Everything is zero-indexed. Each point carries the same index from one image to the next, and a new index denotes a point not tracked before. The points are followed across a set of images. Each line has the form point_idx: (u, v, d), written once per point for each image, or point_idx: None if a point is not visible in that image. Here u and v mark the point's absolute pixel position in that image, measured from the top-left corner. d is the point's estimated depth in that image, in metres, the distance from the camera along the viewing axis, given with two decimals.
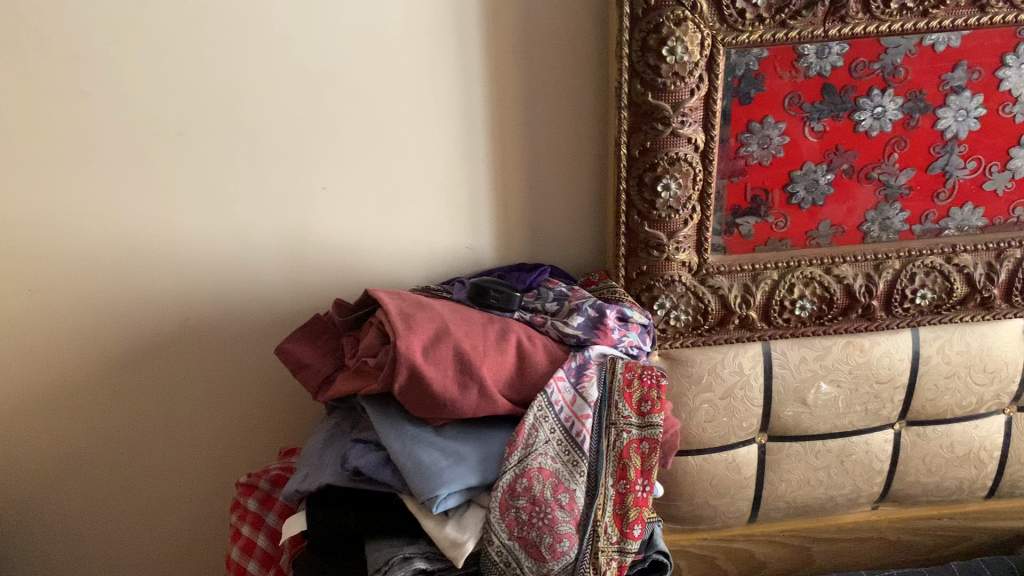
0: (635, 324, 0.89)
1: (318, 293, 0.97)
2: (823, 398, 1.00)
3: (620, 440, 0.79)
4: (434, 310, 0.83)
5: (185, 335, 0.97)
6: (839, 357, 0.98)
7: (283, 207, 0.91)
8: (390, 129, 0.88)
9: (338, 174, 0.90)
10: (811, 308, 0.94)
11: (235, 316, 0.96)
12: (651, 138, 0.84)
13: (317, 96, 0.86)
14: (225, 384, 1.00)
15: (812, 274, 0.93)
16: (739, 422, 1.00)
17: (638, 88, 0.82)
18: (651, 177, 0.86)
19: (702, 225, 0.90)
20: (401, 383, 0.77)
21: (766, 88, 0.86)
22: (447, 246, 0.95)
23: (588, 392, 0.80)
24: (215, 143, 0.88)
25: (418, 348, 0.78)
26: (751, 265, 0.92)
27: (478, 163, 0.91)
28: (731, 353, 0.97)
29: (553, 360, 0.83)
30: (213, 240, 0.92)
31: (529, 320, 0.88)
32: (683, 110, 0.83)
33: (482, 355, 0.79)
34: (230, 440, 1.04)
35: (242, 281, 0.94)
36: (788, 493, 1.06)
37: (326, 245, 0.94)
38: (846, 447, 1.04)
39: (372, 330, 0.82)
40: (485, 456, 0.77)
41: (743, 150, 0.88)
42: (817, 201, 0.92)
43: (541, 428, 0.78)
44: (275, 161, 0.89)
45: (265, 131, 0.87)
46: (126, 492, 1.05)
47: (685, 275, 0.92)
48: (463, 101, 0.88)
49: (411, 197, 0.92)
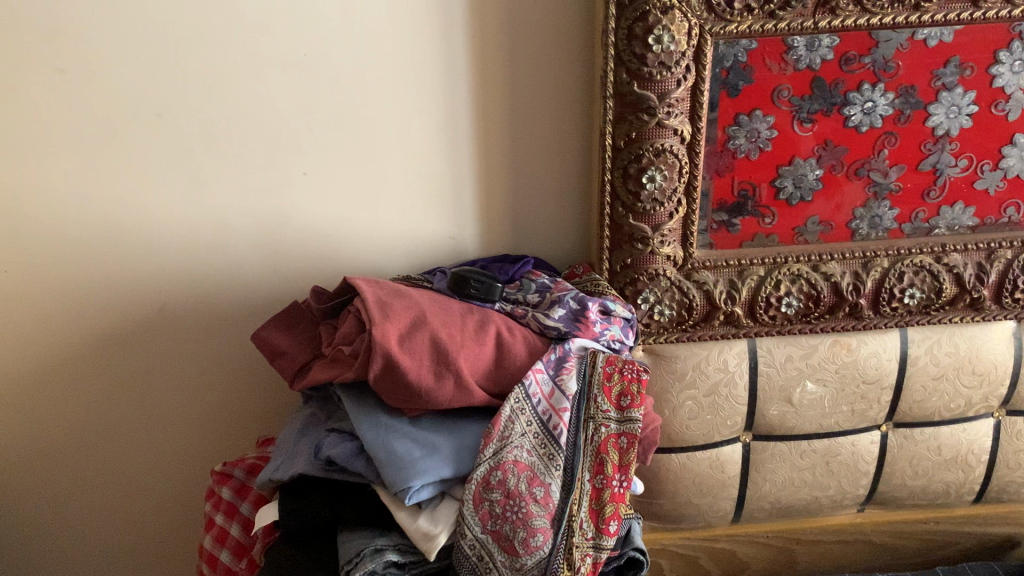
0: (617, 317, 0.88)
1: (298, 280, 0.95)
2: (809, 397, 0.98)
3: (599, 435, 0.78)
4: (412, 299, 0.82)
5: (165, 321, 0.95)
6: (825, 357, 0.97)
7: (264, 192, 0.90)
8: (373, 116, 0.87)
9: (320, 160, 0.89)
10: (798, 305, 0.92)
11: (216, 302, 0.95)
12: (636, 128, 0.82)
13: (298, 80, 0.85)
14: (205, 371, 0.99)
15: (800, 271, 0.91)
16: (723, 420, 0.99)
17: (624, 78, 0.80)
18: (636, 168, 0.84)
19: (688, 218, 0.89)
20: (376, 372, 0.75)
21: (754, 80, 0.84)
22: (430, 236, 0.94)
23: (567, 385, 0.78)
24: (195, 127, 0.86)
25: (393, 337, 0.76)
26: (737, 260, 0.91)
27: (462, 152, 0.90)
28: (716, 350, 0.95)
29: (532, 353, 0.82)
30: (193, 225, 0.91)
31: (510, 312, 0.86)
32: (669, 101, 0.81)
33: (460, 345, 0.78)
34: (209, 428, 1.03)
35: (219, 265, 0.93)
36: (772, 494, 1.05)
37: (306, 231, 0.93)
38: (832, 448, 1.03)
39: (349, 319, 0.81)
40: (460, 449, 0.76)
41: (730, 144, 0.87)
42: (805, 196, 0.91)
43: (518, 420, 0.77)
44: (255, 146, 0.88)
45: (244, 116, 0.86)
46: (104, 479, 1.04)
47: (670, 269, 0.90)
48: (446, 88, 0.86)
49: (394, 185, 0.91)
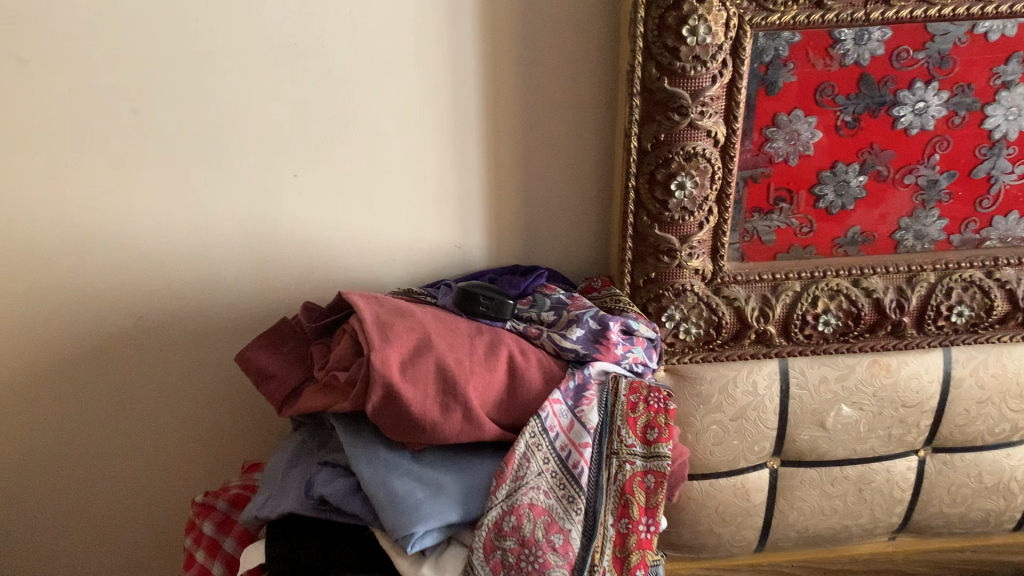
0: (641, 338, 0.79)
1: (288, 292, 0.87)
2: (843, 422, 0.91)
3: (623, 473, 0.70)
4: (414, 317, 0.74)
5: (141, 336, 0.87)
6: (863, 378, 0.89)
7: (251, 196, 0.81)
8: (374, 113, 0.79)
9: (312, 161, 0.80)
10: (835, 324, 0.85)
11: (198, 315, 0.86)
12: (665, 130, 0.74)
13: (291, 72, 0.76)
14: (186, 389, 0.90)
15: (839, 286, 0.84)
16: (751, 445, 0.91)
17: (653, 73, 0.72)
18: (664, 174, 0.76)
19: (719, 229, 0.80)
20: (375, 403, 0.67)
21: (795, 77, 0.76)
22: (434, 244, 0.86)
23: (588, 417, 0.70)
24: (175, 123, 0.78)
25: (395, 363, 0.68)
26: (771, 275, 0.83)
27: (471, 153, 0.81)
28: (746, 370, 0.87)
29: (549, 379, 0.73)
30: (173, 231, 0.82)
31: (522, 331, 0.78)
32: (703, 99, 0.73)
33: (467, 372, 0.70)
34: (190, 452, 0.94)
35: (201, 275, 0.84)
36: (800, 522, 0.97)
37: (297, 239, 0.84)
38: (866, 474, 0.95)
39: (345, 339, 0.73)
40: (468, 490, 0.68)
41: (767, 147, 0.79)
42: (847, 205, 0.82)
43: (534, 458, 0.68)
44: (242, 145, 0.79)
45: (231, 111, 0.77)
46: (75, 506, 0.95)
47: (698, 284, 0.82)
48: (453, 82, 0.78)
49: (395, 188, 0.82)
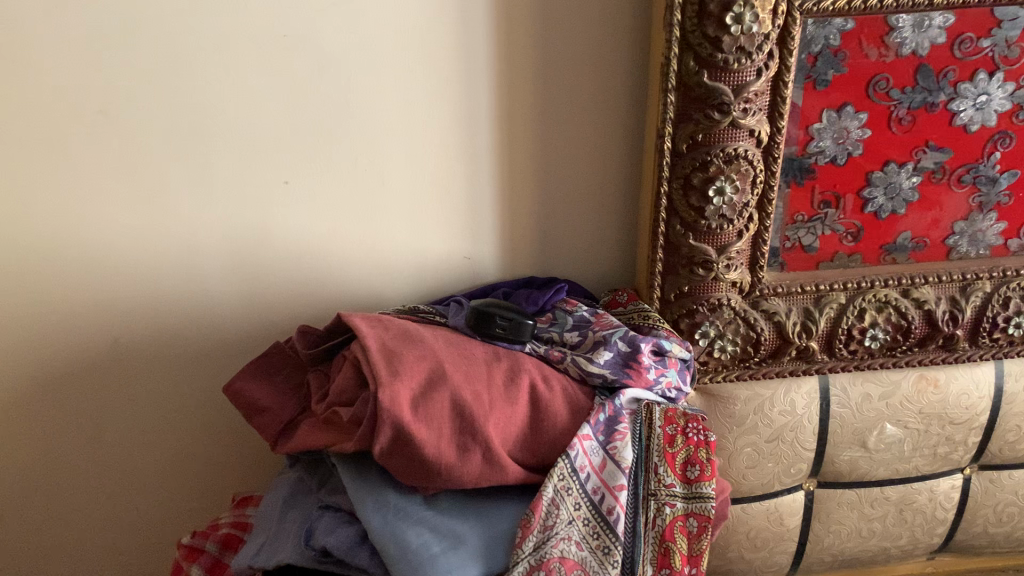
0: (674, 359, 0.71)
1: (280, 309, 0.78)
2: (886, 441, 0.83)
3: (662, 517, 0.63)
4: (424, 344, 0.66)
5: (117, 360, 0.78)
6: (909, 395, 0.82)
7: (239, 204, 0.73)
8: (374, 112, 0.70)
9: (304, 167, 0.72)
10: (883, 338, 0.77)
11: (181, 334, 0.78)
12: (703, 130, 0.66)
13: (280, 68, 0.68)
14: (169, 416, 0.82)
15: (887, 297, 0.76)
16: (787, 468, 0.83)
17: (692, 66, 0.63)
18: (701, 178, 0.68)
19: (759, 238, 0.73)
20: (384, 445, 0.59)
21: (847, 69, 0.68)
22: (441, 254, 0.78)
23: (622, 456, 0.63)
24: (150, 125, 0.69)
25: (405, 400, 0.60)
26: (814, 287, 0.75)
27: (483, 155, 0.73)
28: (783, 388, 0.80)
29: (575, 411, 0.66)
30: (151, 243, 0.73)
31: (544, 355, 0.70)
32: (747, 95, 0.65)
33: (486, 406, 0.62)
34: (173, 485, 0.85)
35: (183, 291, 0.76)
36: (835, 546, 0.90)
37: (290, 251, 0.76)
38: (907, 496, 0.88)
39: (347, 369, 0.65)
40: (490, 541, 0.60)
41: (813, 146, 0.71)
42: (897, 208, 0.75)
43: (564, 504, 0.61)
44: (226, 148, 0.70)
45: (213, 111, 0.69)
46: (47, 548, 0.86)
47: (735, 297, 0.74)
48: (463, 76, 0.69)
49: (398, 194, 0.74)
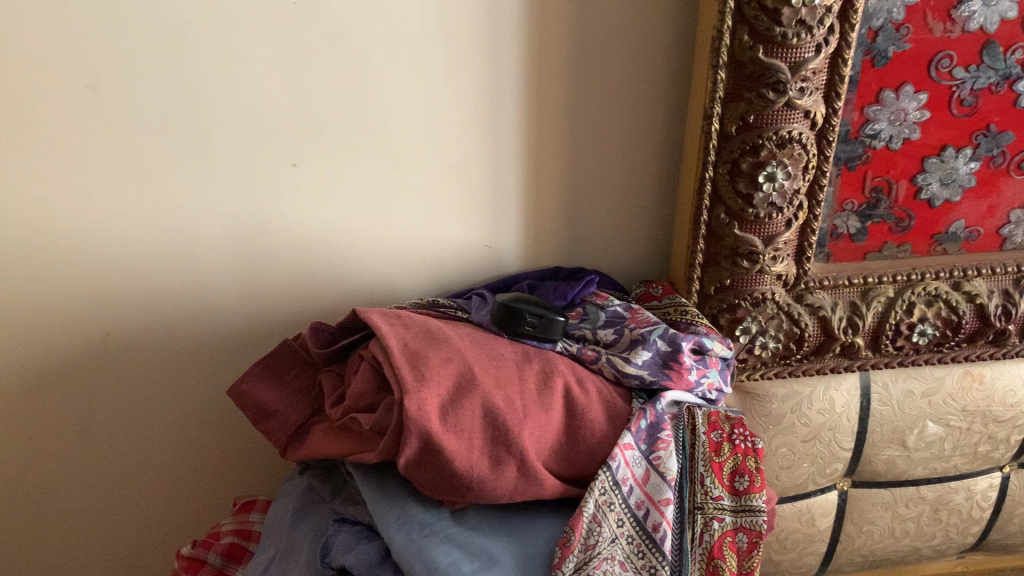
0: (715, 358, 0.66)
1: (284, 300, 0.73)
2: (926, 440, 0.79)
3: (710, 533, 0.57)
4: (450, 344, 0.60)
5: (107, 356, 0.72)
6: (952, 393, 0.77)
7: (243, 188, 0.67)
8: (391, 89, 0.64)
9: (314, 149, 0.66)
10: (932, 334, 0.73)
11: (178, 329, 0.72)
12: (755, 110, 0.60)
13: (292, 44, 0.62)
14: (164, 416, 0.76)
15: (937, 290, 0.72)
16: (822, 468, 0.79)
17: (746, 41, 0.57)
18: (750, 164, 0.62)
19: (807, 227, 0.67)
20: (410, 457, 0.54)
21: (910, 45, 0.62)
22: (460, 242, 0.73)
23: (667, 467, 0.58)
24: (145, 104, 0.62)
25: (433, 407, 0.55)
26: (862, 279, 0.71)
27: (509, 136, 0.68)
28: (823, 386, 0.75)
29: (613, 417, 0.60)
30: (146, 232, 0.67)
31: (576, 354, 0.65)
32: (804, 72, 0.59)
33: (520, 414, 0.56)
34: (168, 491, 0.79)
35: (181, 281, 0.70)
36: (866, 546, 0.86)
37: (298, 240, 0.70)
38: (944, 495, 0.84)
39: (365, 372, 0.59)
40: (526, 561, 0.55)
41: (868, 129, 0.66)
42: (952, 196, 0.70)
43: (606, 521, 0.56)
44: (229, 128, 0.64)
45: (214, 87, 0.62)
46: (27, 560, 0.79)
47: (779, 291, 0.69)
48: (490, 51, 0.64)
49: (416, 178, 0.69)
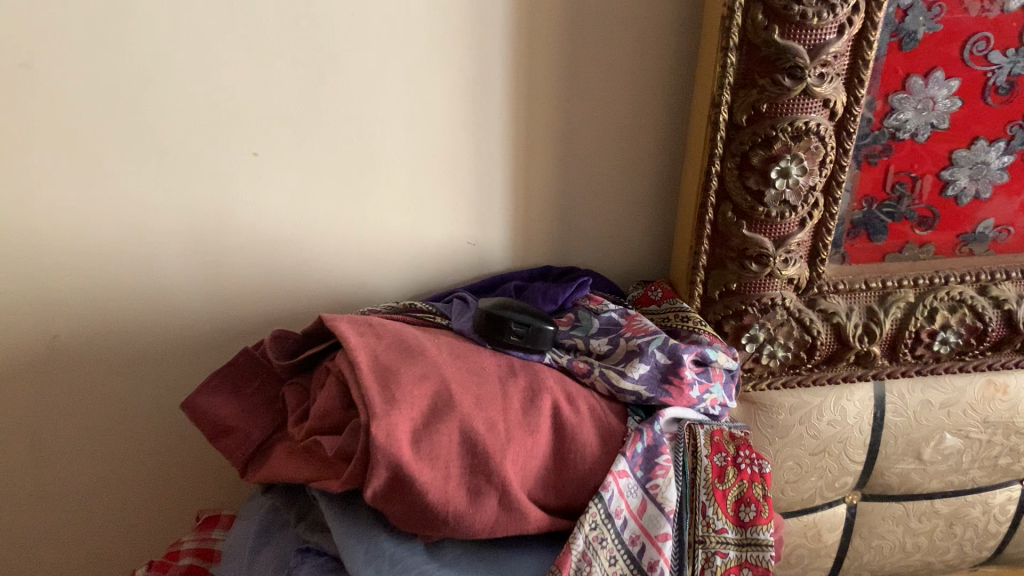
0: (719, 370, 0.60)
1: (247, 297, 0.66)
2: (944, 453, 0.73)
3: (713, 570, 0.52)
4: (426, 358, 0.54)
5: (55, 361, 0.65)
6: (974, 403, 0.72)
7: (202, 177, 0.60)
8: (363, 69, 0.58)
9: (277, 135, 0.60)
10: (955, 343, 0.67)
11: (131, 331, 0.65)
12: (768, 98, 0.53)
13: (254, 18, 0.55)
14: (122, 424, 0.70)
15: (962, 295, 0.66)
16: (832, 482, 0.73)
17: (761, 20, 0.51)
18: (762, 158, 0.56)
19: (822, 227, 0.61)
20: (377, 489, 0.48)
21: (941, 26, 0.56)
22: (441, 238, 0.66)
23: (666, 497, 0.52)
24: (87, 85, 0.55)
25: (404, 432, 0.48)
26: (880, 283, 0.65)
27: (495, 122, 0.62)
28: (834, 396, 0.69)
29: (606, 439, 0.54)
30: (96, 226, 0.61)
31: (566, 367, 0.59)
32: (825, 56, 0.52)
33: (503, 439, 0.50)
34: (127, 501, 0.73)
35: (135, 278, 0.63)
36: (876, 561, 0.80)
37: (263, 234, 0.64)
38: (960, 509, 0.78)
39: (330, 390, 0.53)
40: None
41: (892, 119, 0.59)
42: (982, 192, 0.64)
43: (597, 559, 0.50)
44: (183, 110, 0.58)
45: (164, 64, 0.56)
46: None
47: (790, 296, 0.63)
48: (474, 27, 0.57)
49: (394, 168, 0.62)
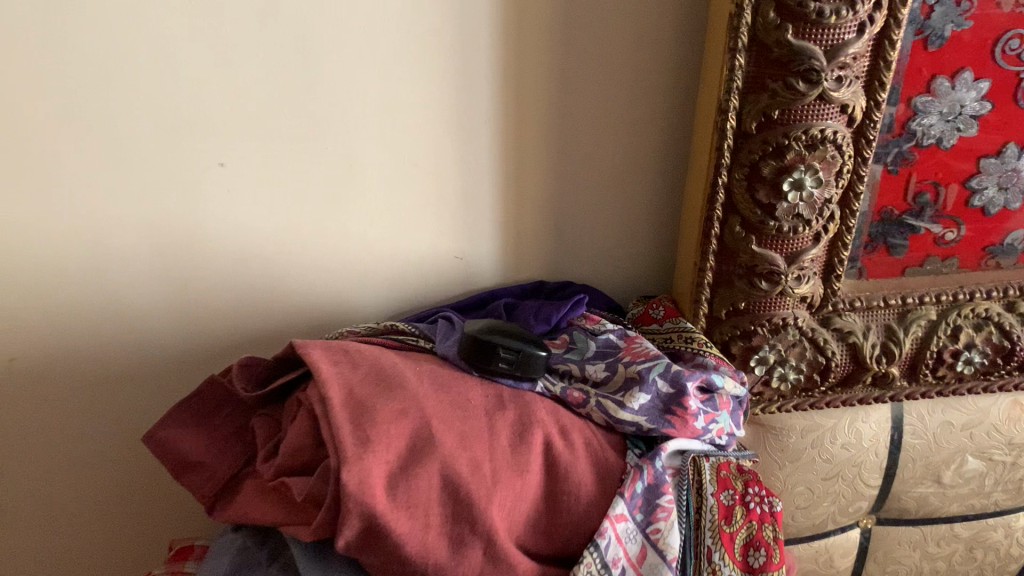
0: (725, 398, 0.55)
1: (217, 314, 0.62)
2: (964, 475, 0.68)
3: None
4: (405, 390, 0.49)
5: (13, 384, 0.60)
6: (997, 424, 0.67)
7: (167, 187, 0.56)
8: (339, 72, 0.53)
9: (246, 143, 0.55)
10: (980, 364, 0.62)
11: (95, 351, 0.61)
12: (782, 104, 0.48)
13: (221, 16, 0.50)
14: (89, 448, 0.65)
15: (988, 312, 0.61)
16: (845, 507, 0.68)
17: (773, 19, 0.46)
18: (774, 168, 0.51)
19: (838, 241, 0.57)
20: (349, 540, 0.43)
21: (970, 22, 0.51)
22: (425, 250, 0.62)
23: (668, 544, 0.48)
24: (38, 89, 0.50)
25: (378, 477, 0.44)
26: (900, 299, 0.60)
27: (484, 125, 0.57)
28: (848, 420, 0.64)
29: (602, 478, 0.50)
30: (54, 240, 0.56)
31: (560, 396, 0.54)
32: (843, 58, 0.47)
33: (488, 482, 0.46)
34: (95, 526, 0.69)
35: (96, 294, 0.59)
36: None
37: (234, 247, 0.59)
38: (981, 533, 0.73)
39: (299, 426, 0.48)
40: None
41: (916, 124, 0.54)
42: (1011, 201, 0.60)
43: None
44: (142, 118, 0.53)
45: (123, 65, 0.51)
46: None
47: (803, 315, 0.59)
48: (460, 23, 0.53)
49: (375, 177, 0.58)
